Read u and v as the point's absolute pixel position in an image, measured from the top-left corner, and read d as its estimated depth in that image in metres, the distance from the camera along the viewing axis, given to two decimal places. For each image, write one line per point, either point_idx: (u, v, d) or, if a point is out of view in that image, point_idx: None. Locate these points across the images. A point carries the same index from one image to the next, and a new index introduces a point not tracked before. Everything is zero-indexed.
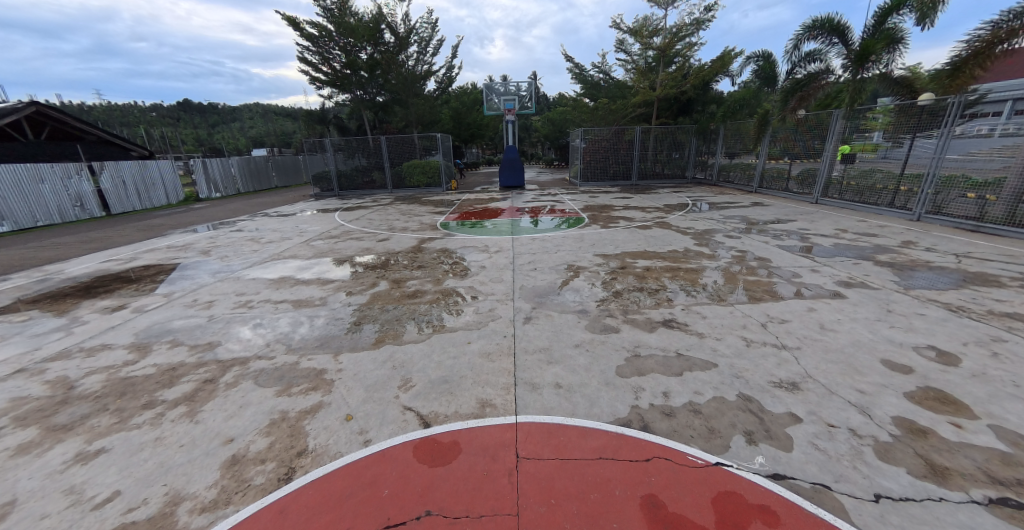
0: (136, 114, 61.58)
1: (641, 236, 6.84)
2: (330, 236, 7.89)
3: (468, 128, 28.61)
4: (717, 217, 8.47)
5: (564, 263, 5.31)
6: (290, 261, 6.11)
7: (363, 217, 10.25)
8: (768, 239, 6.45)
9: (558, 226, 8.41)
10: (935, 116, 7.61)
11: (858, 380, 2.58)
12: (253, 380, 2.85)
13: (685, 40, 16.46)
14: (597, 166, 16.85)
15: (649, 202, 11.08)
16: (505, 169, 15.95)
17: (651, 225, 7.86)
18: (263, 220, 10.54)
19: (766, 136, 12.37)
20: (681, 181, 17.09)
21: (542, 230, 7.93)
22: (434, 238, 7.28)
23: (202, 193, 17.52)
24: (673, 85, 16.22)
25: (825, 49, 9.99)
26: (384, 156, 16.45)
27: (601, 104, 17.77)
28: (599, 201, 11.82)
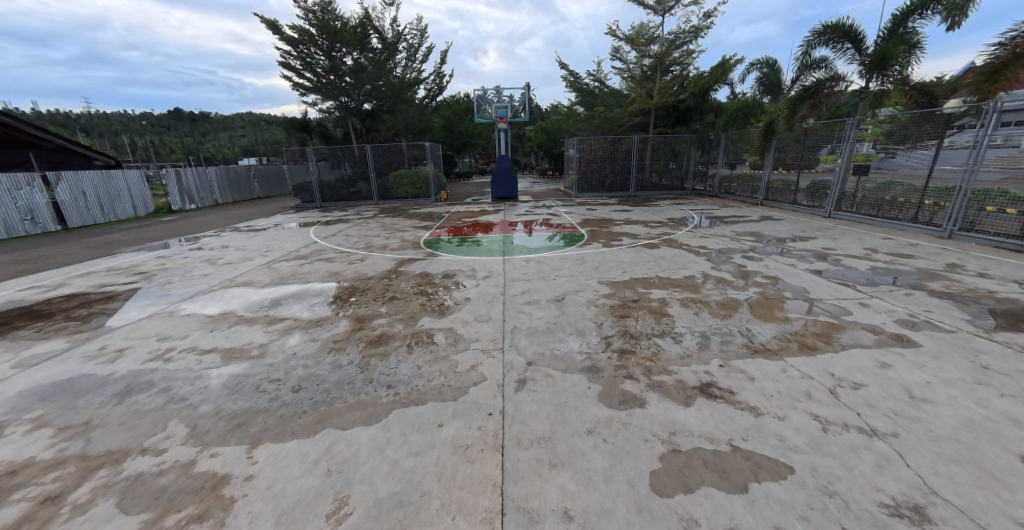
0: (122, 121, 60.31)
1: (649, 257, 6.03)
2: (298, 256, 6.99)
3: (460, 138, 27.97)
4: (729, 234, 7.74)
5: (564, 294, 4.45)
6: (241, 290, 5.19)
7: (341, 232, 9.37)
8: (794, 263, 5.68)
9: (556, 243, 7.62)
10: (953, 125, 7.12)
11: (1009, 501, 1.74)
12: (117, 498, 1.93)
13: (683, 48, 15.96)
14: (594, 176, 16.14)
15: (651, 215, 10.35)
16: (497, 180, 15.19)
17: (658, 244, 7.10)
18: (230, 236, 9.60)
19: (772, 145, 11.72)
20: (680, 193, 16.45)
21: (538, 248, 7.11)
22: (415, 259, 6.42)
23: (175, 204, 16.53)
24: (672, 94, 15.67)
25: (837, 55, 9.33)
26: (370, 165, 15.62)
27: (597, 113, 17.15)
28: (597, 213, 11.05)
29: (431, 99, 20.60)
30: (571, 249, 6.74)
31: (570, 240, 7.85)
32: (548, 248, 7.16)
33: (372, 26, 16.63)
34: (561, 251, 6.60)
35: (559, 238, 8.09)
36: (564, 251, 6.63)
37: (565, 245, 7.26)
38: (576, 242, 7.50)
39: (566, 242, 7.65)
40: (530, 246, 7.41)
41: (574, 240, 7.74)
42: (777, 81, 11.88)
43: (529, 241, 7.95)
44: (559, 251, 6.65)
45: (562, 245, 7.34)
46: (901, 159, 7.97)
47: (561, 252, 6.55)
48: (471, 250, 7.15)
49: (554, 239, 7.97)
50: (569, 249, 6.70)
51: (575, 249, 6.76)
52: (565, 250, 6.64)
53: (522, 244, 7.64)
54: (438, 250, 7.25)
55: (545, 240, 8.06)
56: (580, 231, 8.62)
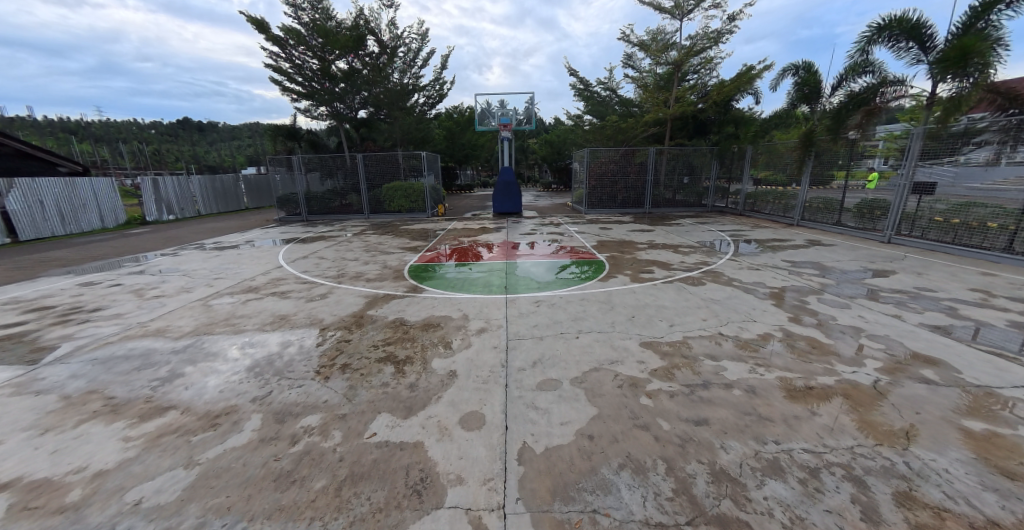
0: (124, 128, 59.88)
1: (697, 301, 4.62)
2: (250, 288, 5.60)
3: (462, 149, 26.98)
4: (784, 265, 6.33)
5: (595, 368, 3.03)
6: (146, 345, 3.78)
7: (315, 253, 7.99)
8: (897, 313, 4.25)
9: (570, 272, 6.17)
10: (972, 141, 7.01)
11: None
12: None
13: (702, 54, 14.70)
14: (604, 191, 14.80)
15: (676, 237, 8.93)
16: (499, 194, 13.89)
17: (700, 278, 5.68)
18: (187, 256, 8.23)
19: (814, 160, 10.30)
20: (699, 210, 15.07)
21: (549, 281, 5.68)
22: (394, 296, 5.03)
23: (149, 214, 15.27)
24: (690, 103, 14.41)
25: (897, 55, 7.95)
26: (361, 176, 14.32)
27: (608, 123, 15.85)
28: (613, 234, 9.65)
29: (431, 107, 19.44)
30: (592, 285, 5.29)
31: (586, 269, 6.40)
32: (561, 280, 5.70)
33: (368, 29, 15.48)
34: (579, 289, 5.13)
35: (573, 266, 6.65)
36: (583, 287, 5.19)
37: (581, 277, 5.80)
38: (594, 273, 6.03)
39: (582, 272, 6.19)
40: (537, 276, 5.96)
41: (591, 270, 6.29)
42: (817, 88, 10.40)
43: (536, 268, 6.51)
44: (577, 288, 5.18)
45: (578, 276, 5.87)
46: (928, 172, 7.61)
47: (579, 290, 5.08)
48: (465, 282, 5.71)
49: (567, 268, 6.54)
50: (589, 286, 5.25)
51: (597, 285, 5.30)
52: (584, 287, 5.18)
53: (528, 273, 6.20)
54: (424, 281, 5.80)
55: (554, 267, 6.63)
56: (597, 257, 7.18)
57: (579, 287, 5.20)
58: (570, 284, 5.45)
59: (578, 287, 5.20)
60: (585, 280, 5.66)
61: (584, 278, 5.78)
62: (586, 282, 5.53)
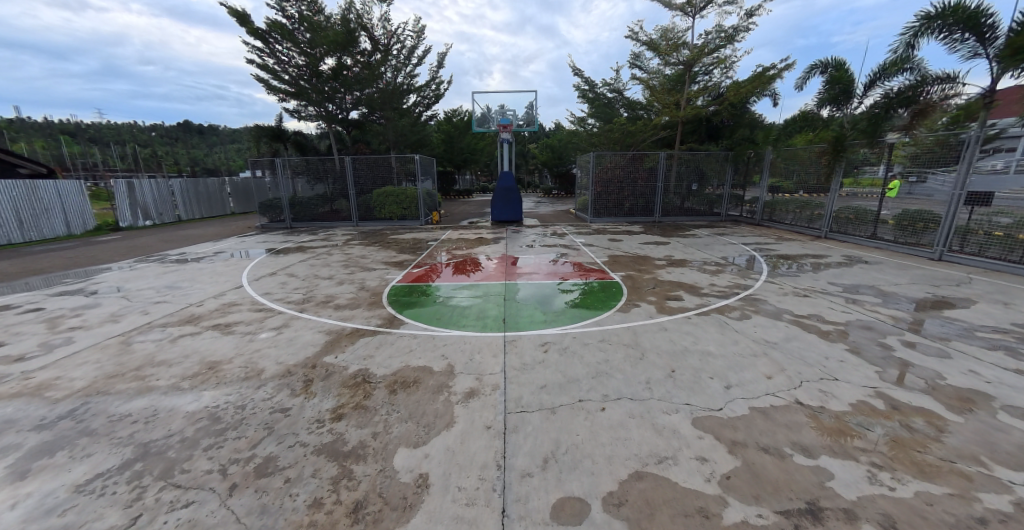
0: (118, 129, 58.95)
1: (749, 343, 3.61)
2: (192, 318, 4.59)
3: (461, 153, 26.30)
4: (835, 290, 5.33)
5: (635, 475, 2.04)
6: (10, 412, 2.76)
7: (286, 268, 6.99)
8: (1014, 364, 3.26)
9: (582, 297, 5.13)
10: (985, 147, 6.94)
11: None
12: None
13: (714, 54, 13.79)
14: (611, 198, 13.81)
15: (697, 252, 7.93)
16: (497, 201, 12.91)
17: (740, 307, 4.68)
18: (140, 271, 7.21)
19: (845, 166, 9.24)
20: (712, 219, 14.07)
21: (557, 310, 4.65)
22: (364, 333, 4.02)
23: (123, 220, 14.33)
24: (702, 106, 13.51)
25: (950, 48, 6.97)
26: (349, 180, 13.33)
27: (615, 126, 14.82)
28: (623, 247, 8.65)
29: (427, 109, 18.50)
30: (611, 320, 4.26)
31: (601, 293, 5.37)
32: (572, 309, 4.66)
33: (360, 25, 14.48)
34: (596, 326, 4.09)
35: (583, 289, 5.63)
36: (601, 323, 4.16)
37: (596, 305, 4.77)
38: (611, 300, 5.00)
39: (596, 297, 5.16)
40: (542, 303, 4.92)
41: (607, 294, 5.26)
42: (850, 87, 9.42)
43: (540, 292, 5.48)
44: (593, 323, 4.15)
45: (593, 304, 4.84)
46: (939, 182, 7.32)
47: (597, 327, 4.05)
48: (455, 311, 4.69)
49: (578, 291, 5.52)
50: (609, 321, 4.22)
51: (618, 320, 4.27)
52: (603, 323, 4.15)
53: (530, 298, 5.18)
54: (405, 309, 4.77)
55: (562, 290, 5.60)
56: (612, 277, 6.15)
57: (596, 323, 4.17)
58: (584, 315, 4.42)
59: (595, 323, 4.16)
60: (601, 310, 4.61)
61: (600, 306, 4.74)
62: (603, 313, 4.50)
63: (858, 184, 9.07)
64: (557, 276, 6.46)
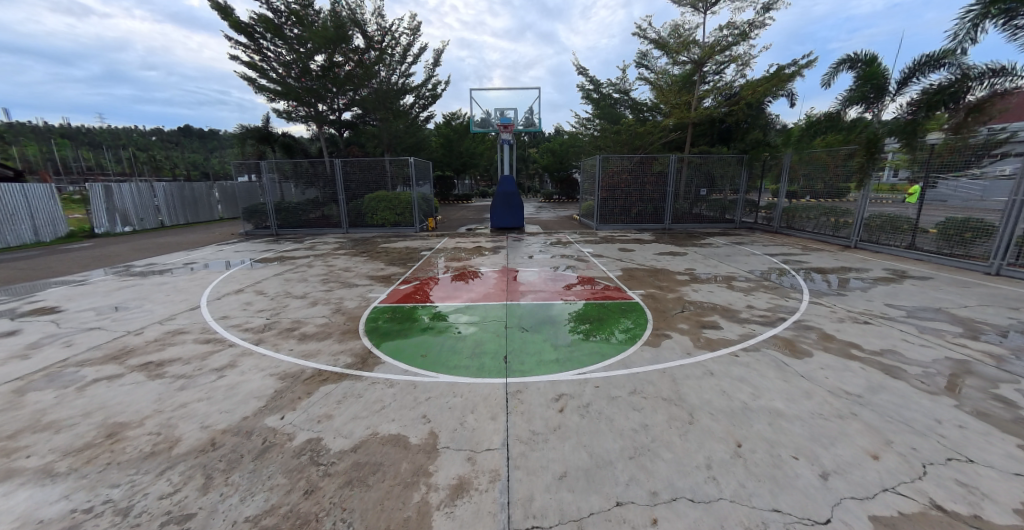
0: (113, 132, 58.19)
1: (825, 397, 2.77)
2: (123, 352, 3.74)
3: (459, 157, 25.57)
4: (898, 314, 4.49)
5: None
6: None
7: (256, 284, 6.13)
8: None
9: (599, 325, 4.26)
10: (994, 152, 6.75)
11: None
12: None
13: (727, 51, 13.01)
14: (617, 204, 12.98)
15: (721, 264, 7.08)
16: (497, 206, 12.10)
17: (793, 338, 3.83)
18: (91, 286, 6.34)
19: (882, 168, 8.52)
20: (725, 226, 13.22)
21: (568, 342, 3.80)
22: (328, 377, 3.18)
23: (99, 226, 13.51)
24: (714, 106, 12.73)
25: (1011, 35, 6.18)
26: (339, 184, 12.50)
27: (622, 127, 13.98)
28: (636, 258, 7.80)
29: (424, 110, 17.69)
30: (639, 359, 3.40)
31: (620, 317, 4.51)
32: (588, 342, 3.79)
33: (351, 20, 13.68)
34: (623, 368, 3.23)
35: (600, 312, 4.76)
36: (628, 365, 3.29)
37: (617, 336, 3.92)
38: (635, 328, 4.13)
39: (616, 324, 4.28)
40: (552, 332, 4.06)
41: (629, 320, 4.40)
42: (883, 83, 8.50)
43: (548, 315, 4.63)
44: (619, 365, 3.28)
45: (613, 334, 3.97)
46: (951, 187, 7.24)
47: (625, 371, 3.18)
48: (445, 343, 3.83)
49: (592, 314, 4.66)
50: (637, 361, 3.35)
51: (648, 358, 3.41)
52: (631, 365, 3.28)
53: (537, 324, 4.32)
54: (385, 340, 3.92)
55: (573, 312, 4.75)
56: (630, 296, 5.29)
57: (622, 364, 3.30)
58: (605, 352, 3.55)
59: (621, 365, 3.29)
60: (625, 343, 3.74)
61: (622, 338, 3.87)
62: (629, 349, 3.63)
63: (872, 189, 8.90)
64: (565, 292, 5.60)
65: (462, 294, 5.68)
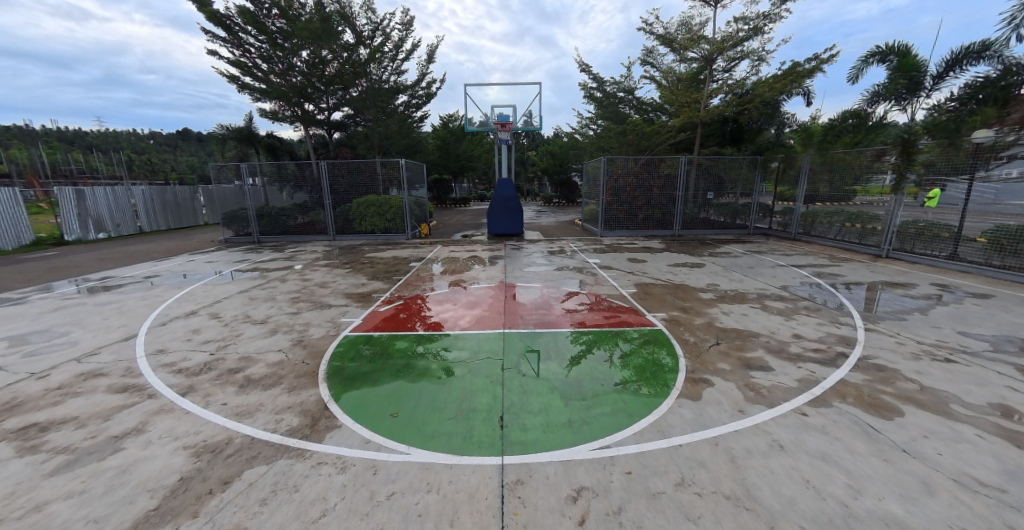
0: (105, 134, 57.28)
1: (954, 493, 1.95)
2: (7, 406, 2.90)
3: (456, 159, 24.86)
4: (986, 348, 3.66)
5: None
6: None
7: (214, 305, 5.29)
8: None
9: (619, 364, 3.43)
10: (1001, 155, 6.50)
11: None
12: None
13: (739, 47, 12.20)
14: (623, 208, 12.16)
15: (747, 279, 6.27)
16: (495, 212, 11.28)
17: (868, 385, 3.01)
18: (24, 307, 5.49)
19: (886, 171, 8.07)
20: (737, 232, 12.40)
21: (581, 391, 2.98)
22: (261, 454, 2.34)
23: (69, 233, 12.68)
24: (726, 105, 11.94)
25: None
26: (325, 188, 11.68)
27: (627, 127, 13.11)
28: (650, 270, 6.97)
29: (418, 110, 16.88)
30: (679, 422, 2.56)
31: (644, 353, 3.68)
32: (610, 392, 2.95)
33: (339, 14, 12.83)
34: (661, 438, 2.40)
35: (619, 346, 3.88)
36: (667, 432, 2.46)
37: (643, 382, 3.10)
38: (664, 370, 3.30)
39: (639, 363, 3.45)
40: (561, 375, 3.22)
41: (655, 357, 3.56)
42: (919, 76, 7.69)
43: (555, 348, 3.79)
44: (655, 433, 2.45)
45: (639, 379, 3.14)
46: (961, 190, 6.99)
47: (664, 443, 2.35)
48: (426, 394, 2.99)
49: (606, 347, 3.83)
50: (677, 425, 2.52)
51: (691, 421, 2.57)
52: (672, 432, 2.45)
53: (541, 362, 3.49)
54: (349, 389, 3.07)
55: (584, 342, 3.92)
56: (651, 321, 4.45)
57: (658, 431, 2.47)
58: (633, 411, 2.71)
59: (657, 432, 2.46)
60: (656, 395, 2.91)
61: (651, 386, 3.05)
62: (663, 404, 2.80)
63: (868, 192, 8.76)
64: (574, 314, 4.74)
65: (452, 316, 4.81)
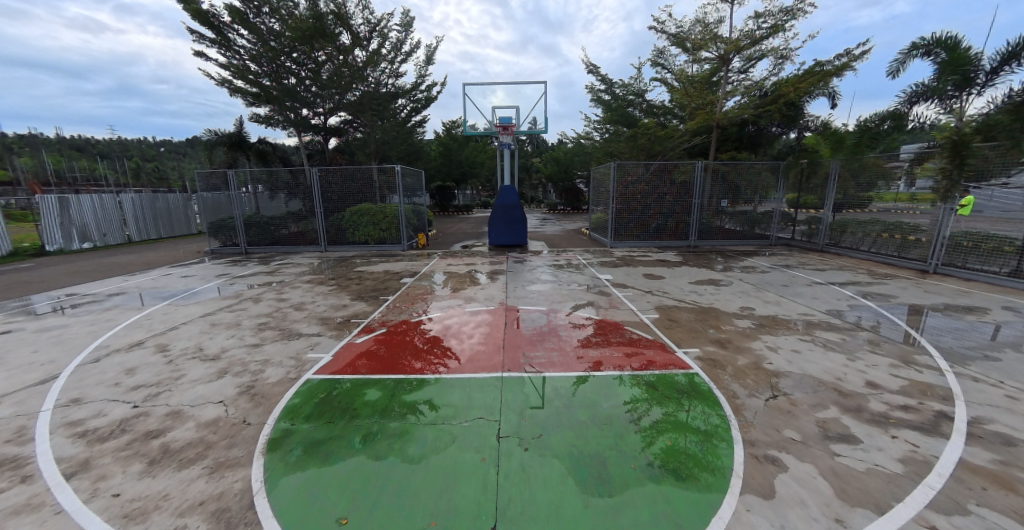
0: (111, 142, 57.47)
1: None
2: None
3: (460, 166, 24.32)
4: None
5: None
6: None
7: (166, 334, 4.54)
8: None
9: (643, 417, 2.74)
10: None
11: None
12: None
13: (758, 46, 11.38)
14: (634, 217, 11.37)
15: (786, 302, 5.42)
16: (496, 221, 10.53)
17: (1003, 470, 2.17)
18: None
19: (933, 177, 7.25)
20: (758, 243, 11.53)
21: (602, 470, 2.25)
22: None
23: (51, 243, 12.11)
24: (745, 106, 11.15)
25: None
26: (317, 196, 11.01)
27: (637, 131, 12.37)
28: (671, 290, 6.15)
29: (418, 115, 16.25)
30: (713, 472, 2.21)
31: (673, 401, 2.96)
32: (630, 431, 2.58)
33: (335, 14, 12.18)
34: (696, 501, 2.01)
35: (637, 378, 3.34)
36: (703, 490, 2.09)
37: (682, 454, 2.36)
38: (696, 419, 2.72)
39: (655, 386, 3.18)
40: (574, 443, 2.49)
41: (689, 410, 2.85)
42: (971, 71, 6.89)
43: (562, 385, 3.23)
44: (687, 491, 2.08)
45: (669, 434, 2.55)
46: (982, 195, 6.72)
47: (700, 508, 1.97)
48: (396, 472, 2.27)
49: (630, 396, 3.05)
50: (712, 480, 2.16)
51: (729, 475, 2.18)
52: (708, 490, 2.08)
53: (546, 417, 2.77)
54: (298, 464, 2.37)
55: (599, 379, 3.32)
56: (685, 363, 3.59)
57: (692, 488, 2.10)
58: (659, 456, 2.34)
59: (692, 490, 2.08)
60: (681, 433, 2.57)
61: (672, 418, 2.74)
62: (692, 447, 2.43)
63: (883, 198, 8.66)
64: (589, 351, 3.89)
65: (440, 350, 4.01)
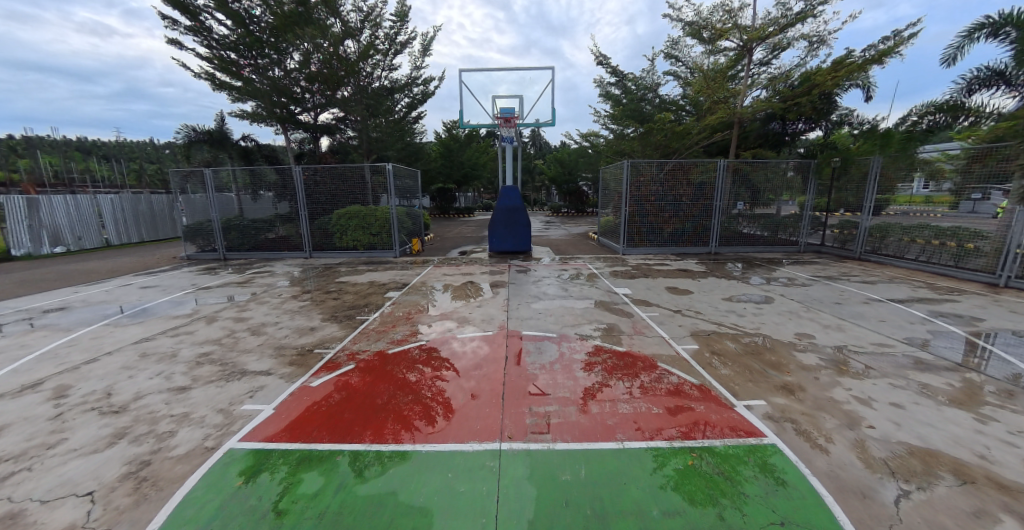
0: (109, 144, 56.78)
1: None
2: None
3: (461, 167, 23.44)
4: None
5: None
6: None
7: (75, 372, 3.57)
8: None
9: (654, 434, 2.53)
10: None
11: None
12: None
13: (784, 34, 10.38)
14: (649, 221, 10.36)
15: (851, 328, 4.43)
16: (498, 225, 9.57)
17: None
18: None
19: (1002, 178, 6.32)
20: (786, 249, 10.47)
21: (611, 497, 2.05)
22: None
23: (17, 247, 11.22)
24: (771, 99, 10.12)
25: None
26: (302, 198, 10.09)
27: (651, 129, 11.38)
28: (704, 309, 5.17)
29: (415, 112, 15.35)
30: (733, 499, 2.03)
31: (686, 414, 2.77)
32: (640, 449, 2.39)
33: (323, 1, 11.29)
34: None
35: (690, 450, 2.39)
36: (723, 519, 1.92)
37: (699, 479, 2.16)
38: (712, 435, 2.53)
39: (669, 398, 2.96)
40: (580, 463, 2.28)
41: (704, 424, 2.64)
42: None
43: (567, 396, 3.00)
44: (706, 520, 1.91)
45: (683, 454, 2.35)
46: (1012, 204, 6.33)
47: None
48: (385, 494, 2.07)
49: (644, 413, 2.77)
50: (732, 508, 1.98)
51: (751, 502, 2.00)
52: (731, 520, 1.91)
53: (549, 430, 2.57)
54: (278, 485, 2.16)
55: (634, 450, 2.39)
56: (759, 433, 2.54)
57: (712, 519, 1.92)
58: (673, 479, 2.16)
59: (711, 521, 1.91)
60: (696, 451, 2.38)
61: (686, 434, 2.54)
62: (710, 468, 2.24)
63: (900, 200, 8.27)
64: (624, 411, 2.82)
65: (418, 399, 3.02)
